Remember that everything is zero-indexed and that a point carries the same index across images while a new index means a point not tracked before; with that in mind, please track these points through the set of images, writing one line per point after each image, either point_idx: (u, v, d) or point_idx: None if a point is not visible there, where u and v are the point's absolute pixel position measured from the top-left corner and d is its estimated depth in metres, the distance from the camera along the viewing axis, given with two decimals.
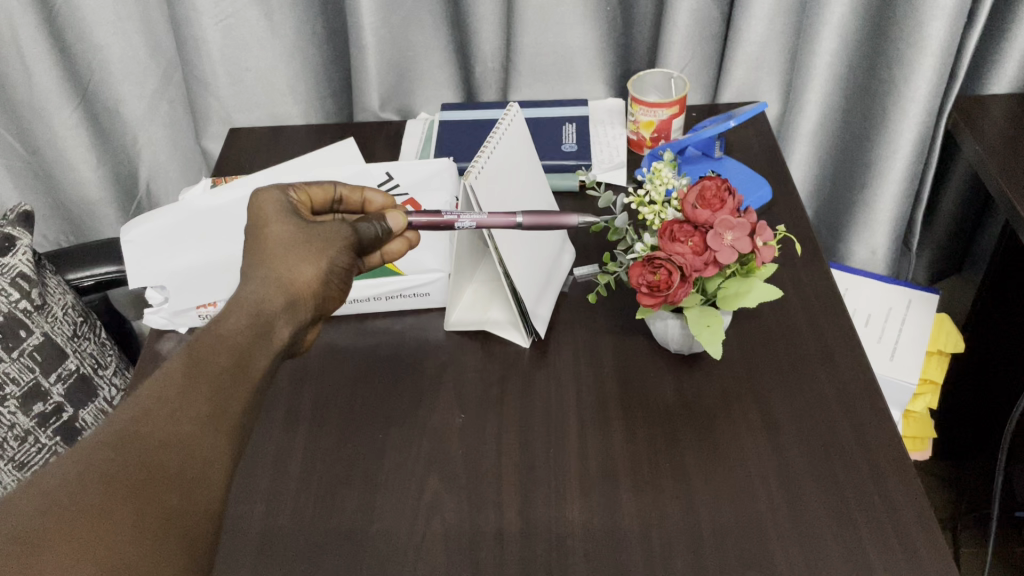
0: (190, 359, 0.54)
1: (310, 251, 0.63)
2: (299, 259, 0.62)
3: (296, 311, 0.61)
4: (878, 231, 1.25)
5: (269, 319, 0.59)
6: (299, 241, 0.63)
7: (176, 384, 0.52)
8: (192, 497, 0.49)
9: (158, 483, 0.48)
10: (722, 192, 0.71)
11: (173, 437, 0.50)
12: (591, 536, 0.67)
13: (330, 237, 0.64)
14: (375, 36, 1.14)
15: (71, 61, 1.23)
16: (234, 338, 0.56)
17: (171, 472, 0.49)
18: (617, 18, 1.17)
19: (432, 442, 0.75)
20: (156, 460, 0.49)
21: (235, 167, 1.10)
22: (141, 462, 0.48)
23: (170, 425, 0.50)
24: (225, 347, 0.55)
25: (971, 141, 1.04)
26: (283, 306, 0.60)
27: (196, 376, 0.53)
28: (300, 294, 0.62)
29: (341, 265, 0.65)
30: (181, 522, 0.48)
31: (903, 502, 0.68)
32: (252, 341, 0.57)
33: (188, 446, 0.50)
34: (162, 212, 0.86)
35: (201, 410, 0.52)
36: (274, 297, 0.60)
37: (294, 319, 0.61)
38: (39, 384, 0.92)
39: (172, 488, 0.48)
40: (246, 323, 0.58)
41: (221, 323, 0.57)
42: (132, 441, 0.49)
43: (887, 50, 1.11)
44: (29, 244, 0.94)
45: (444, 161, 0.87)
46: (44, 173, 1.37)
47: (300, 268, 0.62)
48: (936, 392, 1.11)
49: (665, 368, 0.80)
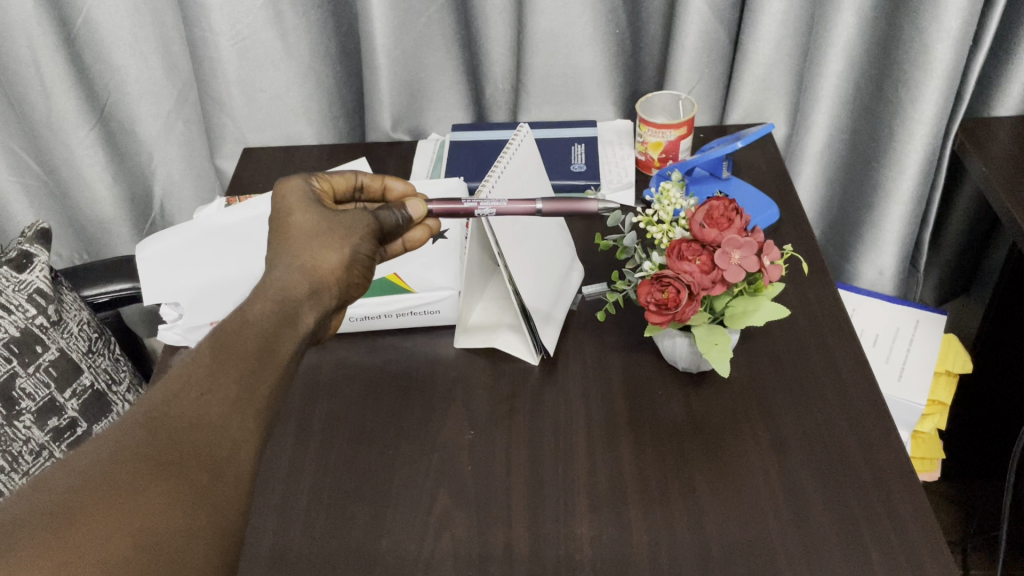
0: (218, 343, 0.54)
1: (334, 238, 0.64)
2: (324, 246, 0.63)
3: (321, 297, 0.62)
4: (885, 251, 1.25)
5: (296, 303, 0.60)
6: (322, 229, 0.64)
7: (204, 368, 0.53)
8: (223, 478, 0.50)
9: (189, 463, 0.49)
10: (729, 212, 0.72)
11: (202, 419, 0.51)
12: (600, 554, 0.67)
13: (353, 225, 0.65)
14: (388, 57, 1.16)
15: (90, 82, 1.26)
16: (259, 325, 0.57)
17: (203, 453, 0.50)
18: (625, 41, 1.19)
19: (442, 458, 0.76)
20: (186, 441, 0.50)
21: (249, 187, 1.11)
22: (171, 441, 0.49)
23: (198, 406, 0.51)
24: (252, 335, 0.56)
25: (977, 162, 1.05)
26: (307, 293, 0.61)
27: (223, 360, 0.54)
28: (325, 281, 0.63)
29: (364, 252, 0.65)
30: (211, 502, 0.49)
31: (912, 520, 0.68)
32: (278, 325, 0.58)
33: (217, 428, 0.51)
34: (178, 231, 0.88)
35: (229, 392, 0.52)
36: (299, 283, 0.61)
37: (320, 305, 0.62)
38: (54, 399, 0.93)
39: (204, 467, 0.49)
40: (271, 309, 0.58)
41: (247, 310, 0.58)
42: (163, 423, 0.50)
43: (893, 73, 1.13)
44: (47, 260, 0.95)
45: (456, 179, 0.88)
46: (59, 191, 1.39)
47: (327, 255, 0.63)
48: (944, 413, 1.11)
49: (674, 386, 0.81)
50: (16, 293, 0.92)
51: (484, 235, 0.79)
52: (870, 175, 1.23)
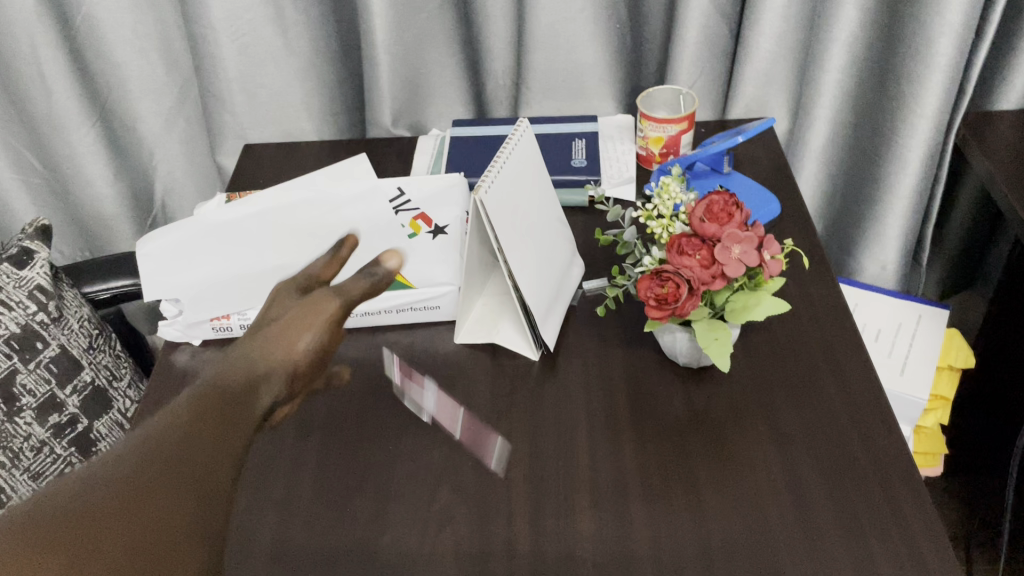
0: (220, 374, 0.48)
1: (300, 322, 0.57)
2: (288, 330, 0.56)
3: (277, 382, 0.51)
4: (888, 246, 1.25)
5: (251, 381, 0.49)
6: (291, 311, 0.58)
7: (186, 407, 0.43)
8: (217, 523, 0.40)
9: (197, 484, 0.40)
10: (730, 206, 0.72)
11: (197, 444, 0.41)
12: (602, 550, 0.67)
13: (322, 303, 0.60)
14: (389, 53, 1.16)
15: (91, 79, 1.26)
16: (229, 385, 0.47)
17: (206, 486, 0.40)
18: (626, 36, 1.18)
19: (442, 453, 0.76)
20: (182, 469, 0.40)
21: (250, 183, 1.11)
22: (172, 465, 0.39)
23: (197, 434, 0.42)
24: (223, 392, 0.46)
25: (980, 156, 1.04)
26: (267, 371, 0.51)
27: (206, 401, 0.44)
28: (286, 366, 0.53)
29: (329, 335, 0.58)
30: (208, 546, 0.38)
31: (914, 514, 0.68)
32: (240, 393, 0.47)
33: (218, 452, 0.42)
34: (176, 227, 0.84)
35: (236, 420, 0.45)
36: (262, 358, 0.52)
37: (277, 388, 0.50)
38: (55, 396, 0.93)
39: (204, 505, 0.40)
40: (244, 372, 0.49)
41: (213, 376, 0.47)
42: (152, 450, 0.40)
43: (896, 67, 1.12)
44: (47, 257, 0.95)
45: (457, 175, 0.86)
46: (61, 189, 1.39)
47: (291, 339, 0.55)
48: (946, 408, 1.11)
49: (674, 380, 0.81)
50: (16, 290, 0.92)
51: (482, 232, 0.79)
52: (873, 169, 1.22)
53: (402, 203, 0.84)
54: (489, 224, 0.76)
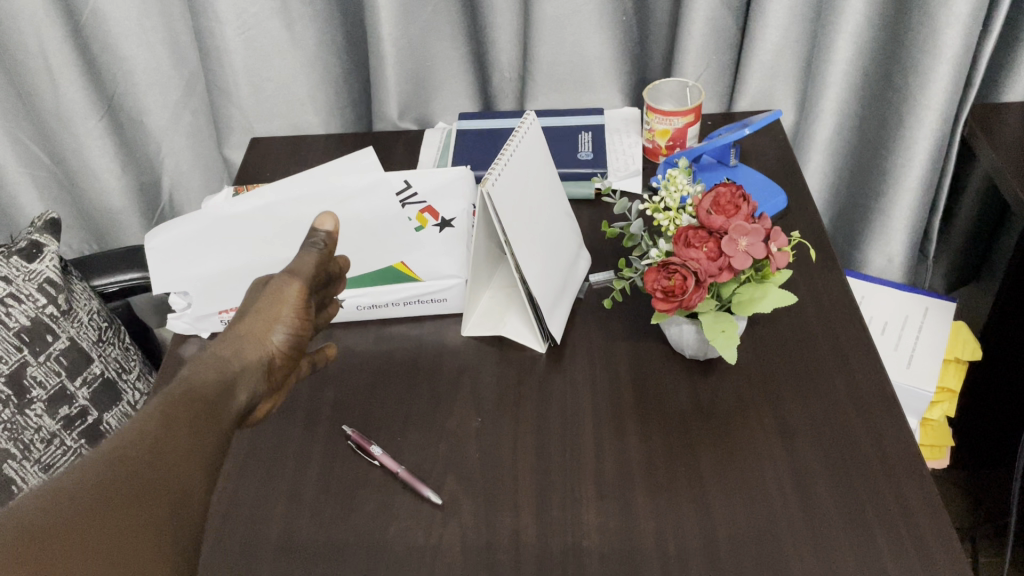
0: (167, 404, 0.55)
1: (268, 315, 0.65)
2: (259, 325, 0.65)
3: (248, 381, 0.62)
4: (895, 239, 1.25)
5: (235, 376, 0.61)
6: (261, 302, 0.66)
7: (157, 420, 0.53)
8: (179, 512, 0.50)
9: (148, 498, 0.49)
10: (736, 198, 0.72)
11: (158, 463, 0.50)
12: (607, 540, 0.68)
13: (282, 294, 0.66)
14: (395, 46, 1.16)
15: (98, 73, 1.26)
16: (204, 390, 0.57)
17: (152, 494, 0.49)
18: (632, 28, 1.18)
19: (450, 445, 0.76)
20: (145, 479, 0.49)
21: (257, 176, 1.12)
22: (132, 479, 0.49)
23: (160, 447, 0.51)
24: (200, 394, 0.57)
25: (987, 148, 1.04)
26: (238, 371, 0.61)
27: (174, 410, 0.54)
28: (254, 362, 0.63)
29: (299, 327, 0.67)
30: (185, 515, 0.50)
31: (918, 505, 0.68)
32: (219, 393, 0.58)
33: (172, 469, 0.51)
34: (184, 221, 0.84)
35: (183, 446, 0.52)
36: (228, 361, 0.61)
37: (254, 383, 0.62)
38: (65, 388, 0.94)
39: (149, 509, 0.48)
40: (215, 378, 0.59)
41: (191, 376, 0.59)
42: (125, 460, 0.49)
43: (903, 59, 1.12)
44: (56, 250, 0.96)
45: (463, 168, 0.86)
46: (69, 182, 1.40)
47: (259, 336, 0.65)
48: (953, 400, 1.11)
49: (680, 372, 0.81)
50: (26, 283, 0.93)
51: (490, 225, 0.79)
52: (880, 162, 1.22)
53: (410, 196, 0.86)
54: (495, 216, 0.76)
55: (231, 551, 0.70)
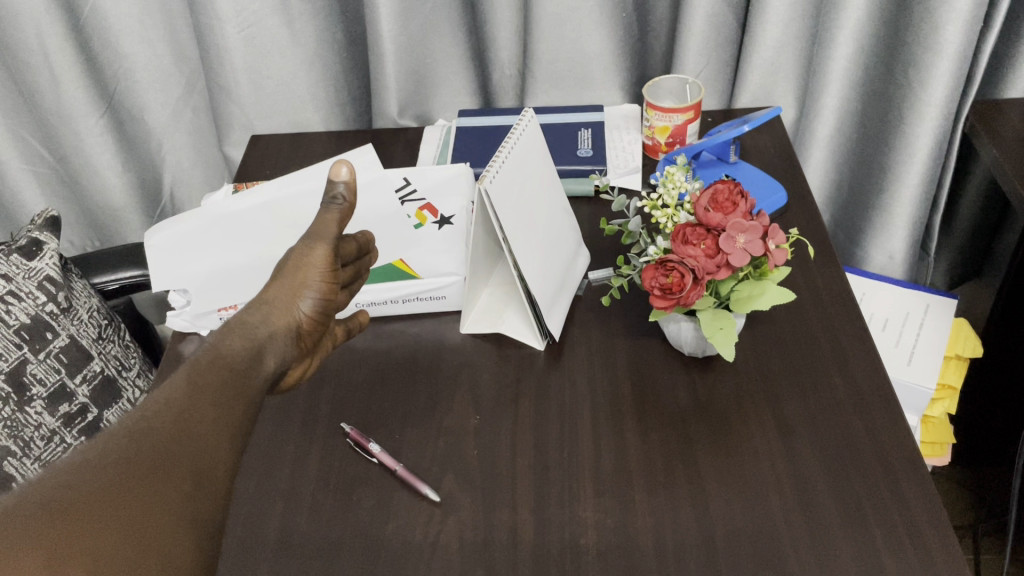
0: (192, 373, 0.55)
1: (294, 281, 0.66)
2: (284, 290, 0.65)
3: (276, 345, 0.63)
4: (896, 235, 1.24)
5: (262, 343, 0.62)
6: (287, 267, 0.66)
7: (182, 389, 0.54)
8: (202, 483, 0.50)
9: (171, 469, 0.49)
10: (735, 195, 0.71)
11: (182, 436, 0.51)
12: (605, 537, 0.68)
13: (307, 259, 0.66)
14: (395, 43, 1.15)
15: (99, 70, 1.26)
16: (231, 357, 0.58)
17: (174, 466, 0.49)
18: (632, 25, 1.18)
19: (448, 442, 0.76)
20: (167, 452, 0.50)
21: (256, 173, 1.12)
22: (155, 452, 0.49)
23: (181, 421, 0.52)
24: (229, 362, 0.58)
25: (988, 145, 1.03)
26: (267, 337, 0.62)
27: (201, 378, 0.55)
28: (283, 328, 0.64)
29: (329, 292, 0.67)
30: (209, 485, 0.50)
31: (917, 503, 0.68)
32: (247, 360, 0.59)
33: (196, 441, 0.51)
34: (185, 219, 0.85)
35: (207, 416, 0.53)
36: (257, 327, 0.62)
37: (282, 349, 0.63)
38: (65, 385, 0.94)
39: (172, 483, 0.48)
40: (243, 345, 0.60)
41: (218, 343, 0.59)
42: (148, 434, 0.50)
43: (903, 55, 1.11)
44: (56, 248, 0.96)
45: (463, 165, 0.85)
46: (69, 179, 1.40)
47: (284, 303, 0.65)
48: (953, 397, 1.10)
49: (678, 370, 0.81)
50: (26, 280, 0.93)
51: (489, 223, 0.79)
52: (880, 158, 1.22)
53: (409, 193, 0.84)
54: (491, 214, 0.76)
55: (230, 549, 0.70)
